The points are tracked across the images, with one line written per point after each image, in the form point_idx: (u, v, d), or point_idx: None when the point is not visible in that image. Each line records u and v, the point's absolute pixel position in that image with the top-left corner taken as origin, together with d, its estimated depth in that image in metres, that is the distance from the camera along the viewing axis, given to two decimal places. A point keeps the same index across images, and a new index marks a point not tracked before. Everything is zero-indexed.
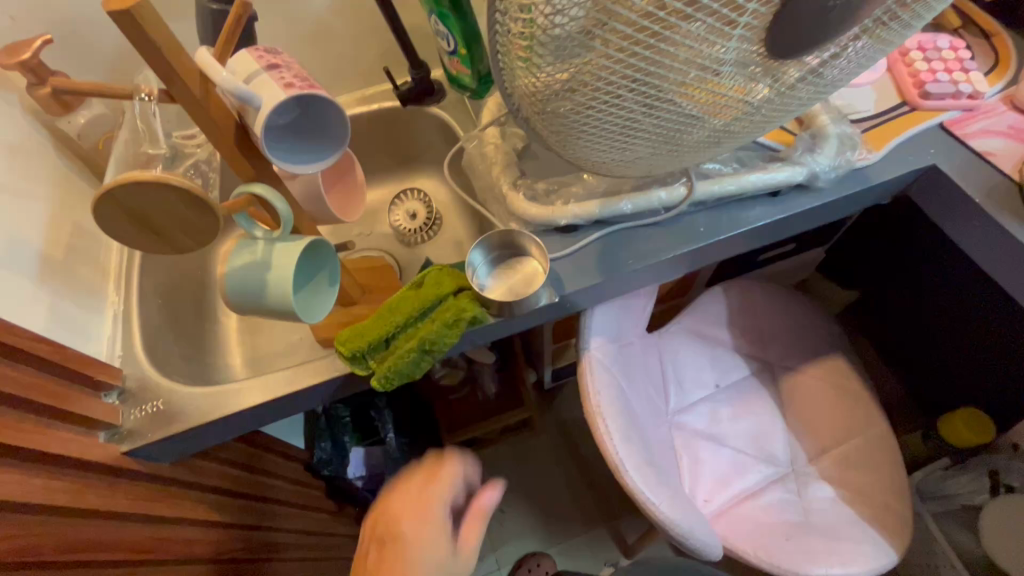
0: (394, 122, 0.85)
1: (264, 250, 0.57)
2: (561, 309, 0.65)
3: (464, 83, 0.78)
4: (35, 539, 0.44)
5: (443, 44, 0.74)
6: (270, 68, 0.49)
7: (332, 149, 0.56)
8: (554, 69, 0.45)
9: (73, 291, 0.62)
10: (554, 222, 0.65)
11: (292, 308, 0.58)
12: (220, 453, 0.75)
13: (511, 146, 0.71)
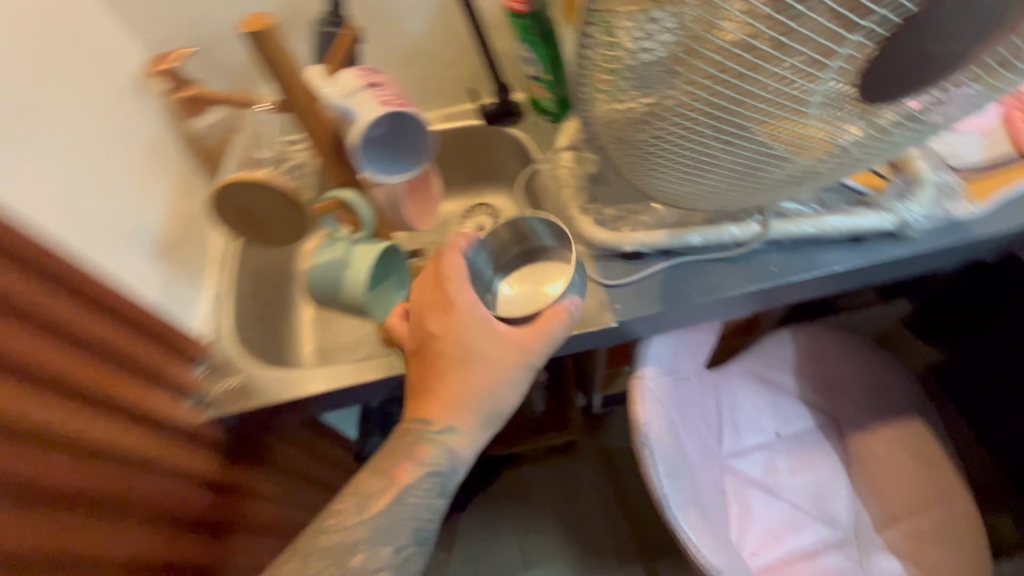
0: (473, 139, 0.88)
1: (343, 250, 0.61)
2: (619, 335, 0.65)
3: (544, 106, 0.81)
4: (98, 483, 0.48)
5: (528, 69, 0.77)
6: (371, 86, 0.54)
7: (415, 163, 0.61)
8: (634, 95, 0.47)
9: (181, 270, 0.70)
10: (621, 248, 0.65)
11: (364, 305, 0.62)
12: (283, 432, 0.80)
13: (585, 171, 0.72)
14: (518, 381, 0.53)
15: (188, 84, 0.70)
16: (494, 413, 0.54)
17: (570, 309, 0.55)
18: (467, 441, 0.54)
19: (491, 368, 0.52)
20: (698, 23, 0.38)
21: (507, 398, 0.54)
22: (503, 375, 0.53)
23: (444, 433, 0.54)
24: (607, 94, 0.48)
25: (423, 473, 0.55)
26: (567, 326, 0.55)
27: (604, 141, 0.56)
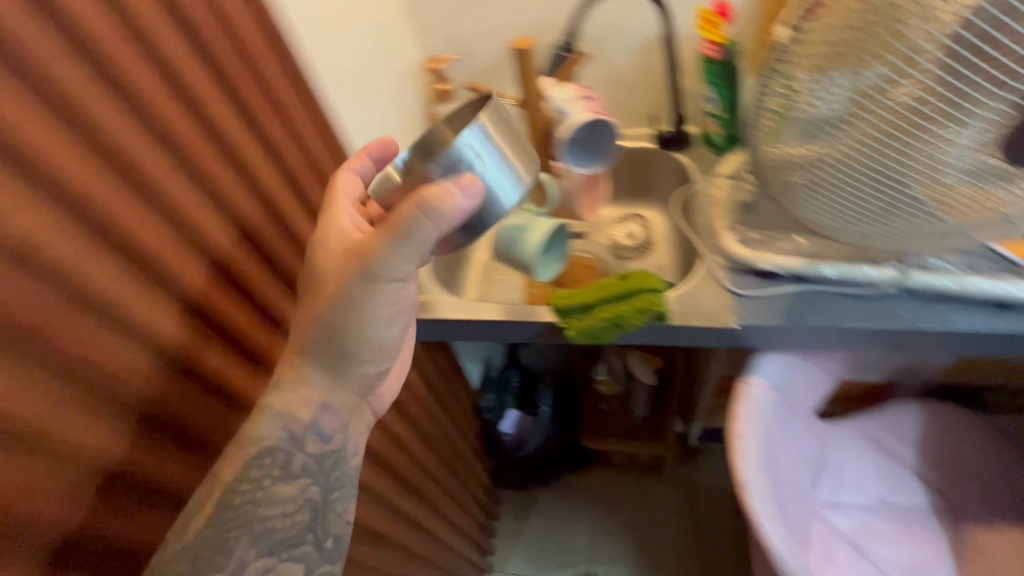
0: (641, 158, 1.00)
1: (528, 217, 0.79)
2: (738, 340, 0.74)
3: (713, 140, 0.92)
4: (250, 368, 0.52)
5: (706, 106, 0.90)
6: (584, 98, 0.73)
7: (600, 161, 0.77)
8: (798, 139, 0.60)
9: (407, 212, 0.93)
10: (754, 264, 0.74)
11: (533, 264, 0.78)
12: (437, 356, 0.99)
13: (736, 197, 0.82)
14: (365, 300, 0.46)
15: (444, 79, 0.93)
16: (347, 343, 0.48)
17: (433, 190, 0.41)
18: (304, 397, 0.48)
19: (340, 288, 0.45)
20: (896, 57, 0.47)
21: (351, 330, 0.47)
22: (347, 293, 0.45)
23: (295, 384, 0.48)
24: (774, 136, 0.62)
25: (245, 446, 0.45)
26: (420, 211, 0.41)
27: (768, 178, 0.69)
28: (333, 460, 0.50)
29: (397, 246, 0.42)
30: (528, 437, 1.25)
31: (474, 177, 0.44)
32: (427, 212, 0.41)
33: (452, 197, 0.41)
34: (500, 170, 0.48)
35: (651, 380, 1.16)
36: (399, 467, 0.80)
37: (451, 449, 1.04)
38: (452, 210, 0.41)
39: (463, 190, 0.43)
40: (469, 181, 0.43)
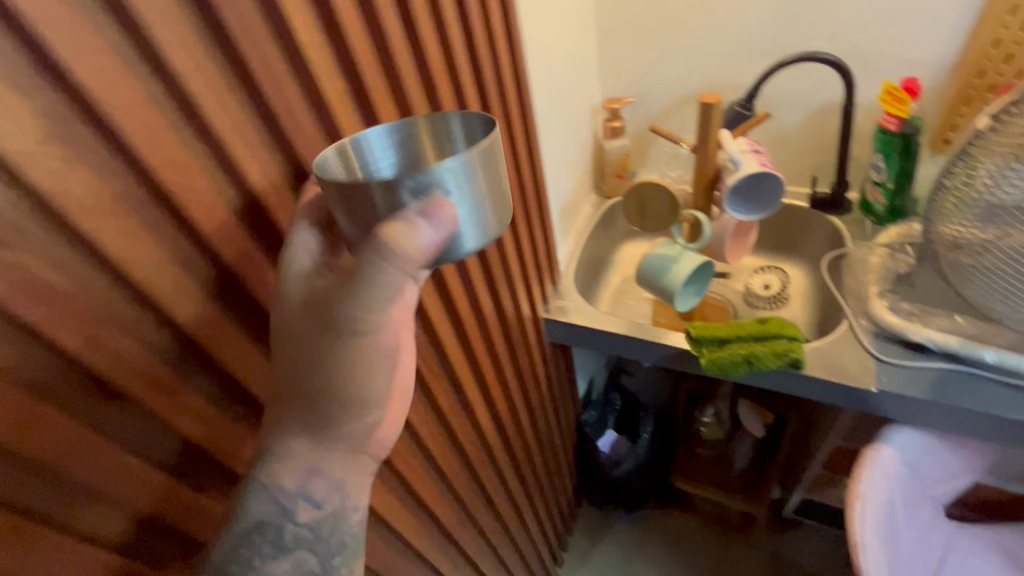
0: (790, 216, 1.03)
1: (678, 251, 0.85)
2: (874, 405, 0.74)
3: (873, 209, 0.93)
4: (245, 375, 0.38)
5: (873, 175, 0.91)
6: (755, 151, 0.79)
7: (759, 210, 0.82)
8: (978, 225, 0.63)
9: (562, 227, 1.04)
10: (905, 335, 0.75)
11: (675, 292, 0.84)
12: (559, 361, 1.07)
13: (895, 268, 0.82)
14: (331, 350, 0.34)
15: (617, 117, 1.03)
16: (323, 398, 0.35)
17: (391, 225, 0.29)
18: (295, 463, 0.37)
19: (304, 334, 0.35)
20: None
21: (326, 381, 0.35)
22: (316, 340, 0.34)
23: (286, 455, 0.37)
24: (953, 220, 0.64)
25: (237, 522, 0.37)
26: (378, 254, 0.30)
27: (937, 266, 0.69)
28: (330, 526, 0.40)
29: (358, 287, 0.31)
30: (620, 460, 1.28)
31: (446, 204, 0.30)
32: (387, 252, 0.30)
33: (414, 233, 0.30)
34: (469, 218, 0.33)
35: (761, 434, 1.15)
36: (509, 444, 0.90)
37: (552, 450, 1.11)
38: (412, 251, 0.30)
39: (424, 221, 0.30)
40: (438, 207, 0.30)
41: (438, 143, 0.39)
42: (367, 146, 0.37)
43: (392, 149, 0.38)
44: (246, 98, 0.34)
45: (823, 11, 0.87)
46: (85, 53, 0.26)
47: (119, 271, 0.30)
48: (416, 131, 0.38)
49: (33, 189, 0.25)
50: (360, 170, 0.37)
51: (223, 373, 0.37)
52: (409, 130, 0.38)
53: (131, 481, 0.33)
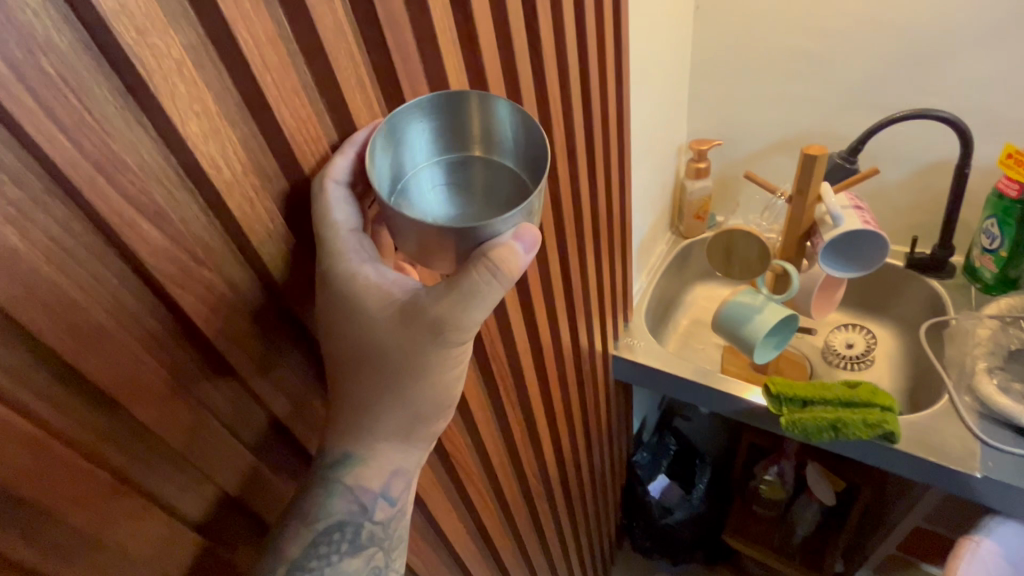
0: (883, 276, 0.97)
1: (761, 300, 0.82)
2: (975, 492, 0.68)
3: (982, 277, 0.87)
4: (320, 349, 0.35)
5: (984, 241, 0.85)
6: (856, 208, 0.75)
7: (856, 268, 0.78)
8: None
9: (637, 264, 1.03)
10: (1016, 420, 0.68)
11: (754, 343, 0.82)
12: (620, 398, 1.05)
13: (1006, 343, 0.75)
14: (425, 363, 0.32)
15: (704, 158, 1.02)
16: (411, 408, 0.34)
17: (498, 253, 0.27)
18: (378, 464, 0.36)
19: (386, 346, 0.31)
20: None
21: (418, 390, 0.33)
22: (407, 353, 0.31)
23: (368, 462, 0.35)
24: None
25: (317, 522, 0.36)
26: (493, 277, 0.28)
27: None
28: (400, 526, 0.40)
29: (464, 306, 0.29)
30: (671, 508, 1.23)
31: (536, 231, 0.28)
32: (499, 276, 0.28)
33: (519, 260, 0.28)
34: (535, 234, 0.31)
35: (831, 502, 1.08)
36: (565, 478, 0.89)
37: (602, 488, 1.08)
38: (518, 275, 0.28)
39: (523, 251, 0.28)
40: (530, 234, 0.28)
41: (484, 114, 0.33)
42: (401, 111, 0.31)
43: (428, 109, 0.32)
44: (371, 109, 0.32)
45: (941, 67, 0.83)
46: (287, 93, 0.27)
47: (265, 271, 0.30)
48: (463, 105, 0.33)
49: (186, 198, 0.25)
50: (386, 134, 0.31)
51: (312, 350, 0.35)
52: (456, 96, 0.32)
53: (234, 469, 0.32)
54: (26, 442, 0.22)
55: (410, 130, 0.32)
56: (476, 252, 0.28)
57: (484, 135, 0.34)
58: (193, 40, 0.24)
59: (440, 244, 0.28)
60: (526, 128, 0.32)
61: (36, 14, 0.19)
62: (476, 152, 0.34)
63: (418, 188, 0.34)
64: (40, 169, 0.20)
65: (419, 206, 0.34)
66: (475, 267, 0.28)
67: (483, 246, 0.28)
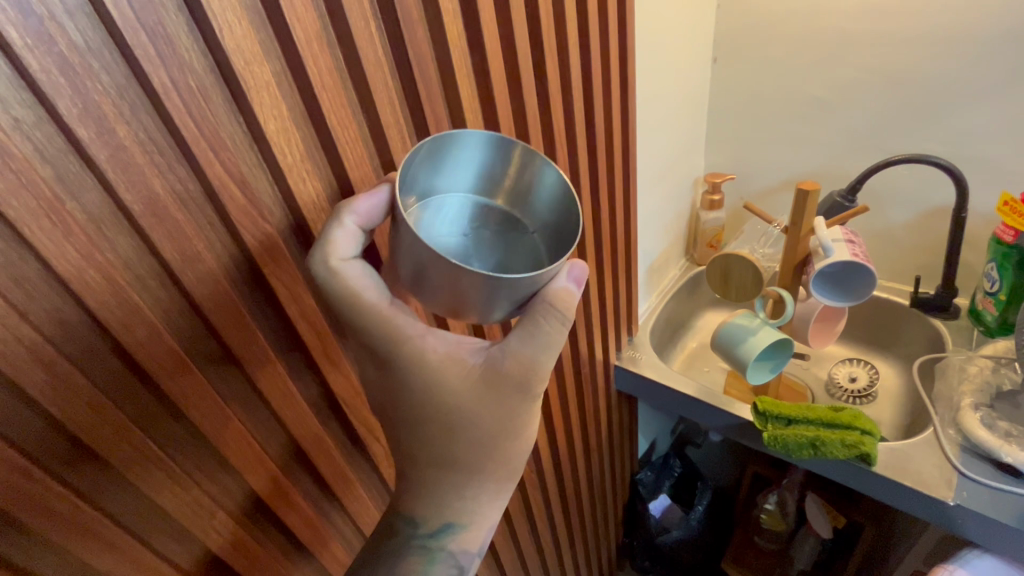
0: (890, 315, 1.01)
1: (757, 324, 0.86)
2: (950, 520, 0.70)
3: (983, 319, 0.89)
4: None
5: (985, 284, 0.88)
6: (849, 241, 0.80)
7: (847, 298, 0.83)
8: None
9: (648, 284, 1.09)
10: (996, 454, 0.71)
11: (746, 364, 0.85)
12: (622, 410, 1.10)
13: (996, 383, 0.78)
14: (509, 418, 0.39)
15: (717, 190, 1.09)
16: (490, 467, 0.40)
17: (560, 295, 0.35)
18: (479, 529, 0.43)
19: (467, 409, 0.38)
20: None
21: (498, 447, 0.40)
22: (493, 413, 0.38)
23: (462, 526, 0.43)
24: None
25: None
26: (561, 320, 0.36)
27: None
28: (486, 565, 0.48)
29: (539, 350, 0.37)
30: (670, 528, 1.24)
31: (584, 267, 0.37)
32: (561, 317, 0.36)
33: (575, 296, 0.36)
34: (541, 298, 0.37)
35: (828, 536, 1.09)
36: (561, 478, 0.94)
37: (599, 495, 1.11)
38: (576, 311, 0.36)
39: (576, 287, 0.36)
40: (579, 270, 0.36)
41: (520, 177, 0.40)
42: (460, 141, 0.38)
43: (479, 155, 0.39)
44: (398, 122, 0.43)
45: (944, 117, 0.88)
46: (337, 107, 0.38)
47: (310, 236, 0.40)
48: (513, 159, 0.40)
49: (260, 173, 0.36)
50: (435, 158, 0.38)
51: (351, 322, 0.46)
52: (503, 146, 0.39)
53: (287, 403, 0.43)
54: (149, 326, 0.33)
55: (456, 163, 0.39)
56: (540, 297, 0.35)
57: (514, 194, 0.41)
58: (276, 67, 0.35)
59: (497, 310, 0.35)
60: (555, 205, 0.39)
61: (188, 48, 0.31)
62: (501, 203, 0.41)
63: (438, 207, 0.39)
64: (177, 144, 0.32)
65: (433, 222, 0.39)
66: (545, 315, 0.35)
67: (546, 289, 0.35)
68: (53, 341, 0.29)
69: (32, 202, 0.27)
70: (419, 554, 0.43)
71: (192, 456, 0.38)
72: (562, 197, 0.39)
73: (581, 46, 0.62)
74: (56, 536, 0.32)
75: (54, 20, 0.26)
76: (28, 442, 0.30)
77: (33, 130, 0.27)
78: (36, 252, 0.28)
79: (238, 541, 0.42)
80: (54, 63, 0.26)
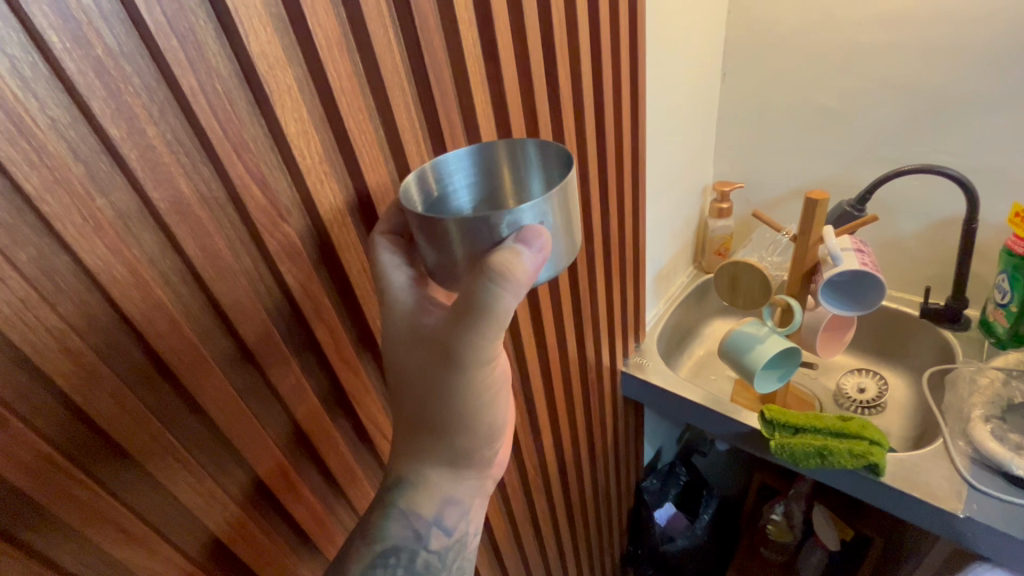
0: (899, 325, 1.01)
1: (765, 332, 0.86)
2: (959, 533, 0.70)
3: (994, 331, 0.89)
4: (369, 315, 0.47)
5: (997, 296, 0.87)
6: (858, 251, 0.80)
7: (857, 308, 0.83)
8: None
9: (657, 291, 1.09)
10: (1007, 467, 0.70)
11: (755, 372, 0.85)
12: (627, 416, 1.10)
13: (1008, 395, 0.78)
14: (452, 384, 0.39)
15: (725, 198, 1.09)
16: (440, 426, 0.42)
17: (501, 256, 0.32)
18: (428, 494, 0.44)
19: (418, 359, 0.40)
20: None
21: (449, 409, 0.41)
22: (438, 371, 0.39)
23: (416, 481, 0.44)
24: None
25: (375, 544, 0.45)
26: (497, 285, 0.32)
27: None
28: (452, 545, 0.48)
29: (477, 319, 0.34)
30: (675, 536, 1.23)
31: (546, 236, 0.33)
32: (500, 281, 0.32)
33: (522, 262, 0.32)
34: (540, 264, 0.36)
35: (835, 547, 1.08)
36: (566, 484, 0.94)
37: (604, 502, 1.11)
38: (523, 277, 0.33)
39: (527, 249, 0.33)
40: (539, 237, 0.33)
41: (515, 171, 0.44)
42: (447, 170, 0.42)
43: (473, 169, 0.43)
44: (413, 126, 0.44)
45: (955, 128, 0.88)
46: (356, 111, 0.39)
47: (326, 236, 0.41)
48: (495, 156, 0.43)
49: (279, 173, 0.37)
50: (438, 191, 0.42)
51: (363, 320, 0.47)
52: (489, 152, 0.43)
53: (300, 399, 0.44)
54: (170, 320, 0.33)
55: (460, 183, 0.43)
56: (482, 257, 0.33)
57: (515, 188, 0.45)
58: (298, 71, 0.37)
59: (448, 267, 0.35)
60: (548, 172, 0.43)
61: (215, 52, 0.32)
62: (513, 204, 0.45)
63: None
64: (202, 145, 0.33)
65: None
66: (476, 278, 0.33)
67: (491, 249, 0.33)
68: (78, 333, 0.30)
69: (65, 198, 0.28)
70: (379, 507, 0.45)
71: (207, 451, 0.39)
72: (553, 164, 0.42)
73: (593, 53, 0.63)
74: (77, 523, 0.33)
75: (90, 24, 0.27)
76: (54, 431, 0.31)
77: (68, 130, 0.28)
78: (66, 246, 0.29)
79: (250, 537, 0.44)
80: (91, 66, 0.27)
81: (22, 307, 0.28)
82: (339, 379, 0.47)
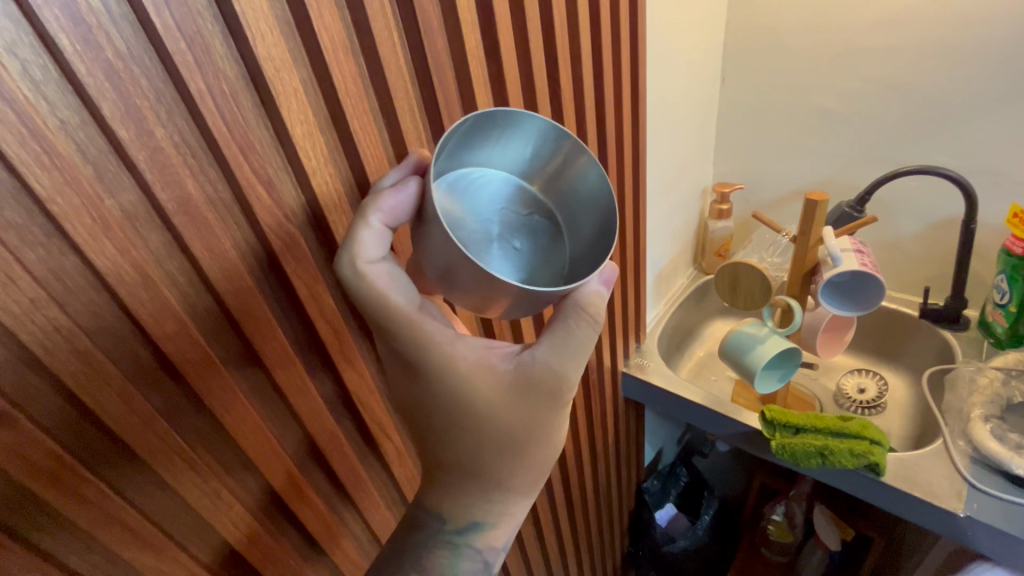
0: (898, 325, 1.01)
1: (765, 333, 0.86)
2: (960, 532, 0.70)
3: (993, 331, 0.89)
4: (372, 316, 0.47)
5: (996, 296, 0.87)
6: (857, 252, 0.81)
7: (857, 308, 0.83)
8: None
9: (657, 292, 1.10)
10: (1007, 466, 0.70)
11: (755, 372, 0.85)
12: (628, 417, 1.10)
13: (1007, 395, 0.78)
14: (543, 424, 0.40)
15: (725, 199, 1.09)
16: (522, 468, 0.41)
17: (593, 299, 0.38)
18: (506, 526, 0.44)
19: (501, 413, 0.39)
20: None
21: (533, 449, 0.41)
22: (527, 417, 0.39)
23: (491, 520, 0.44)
24: None
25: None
26: (592, 321, 0.38)
27: None
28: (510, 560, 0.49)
29: (569, 355, 0.39)
30: (676, 537, 1.23)
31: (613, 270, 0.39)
32: (593, 319, 0.38)
33: (605, 297, 0.39)
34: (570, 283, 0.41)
35: (836, 547, 1.08)
36: (567, 485, 0.94)
37: (605, 503, 1.11)
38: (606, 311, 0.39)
39: (603, 284, 0.39)
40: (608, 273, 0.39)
41: (560, 167, 0.41)
42: (514, 121, 0.37)
43: (531, 141, 0.39)
44: (416, 128, 0.45)
45: (954, 129, 0.89)
46: (360, 113, 0.40)
47: (330, 236, 0.41)
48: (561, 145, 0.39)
49: (284, 174, 0.38)
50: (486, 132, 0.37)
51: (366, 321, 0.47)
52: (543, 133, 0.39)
53: (305, 399, 0.44)
54: (177, 321, 0.34)
55: (497, 146, 0.39)
56: (575, 303, 0.38)
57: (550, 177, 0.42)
58: (303, 74, 0.37)
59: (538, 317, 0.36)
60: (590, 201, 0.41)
61: (222, 55, 0.32)
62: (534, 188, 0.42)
63: (477, 180, 0.40)
64: (208, 147, 0.33)
65: (475, 205, 0.39)
66: (577, 320, 0.38)
67: (580, 294, 0.38)
68: (85, 332, 0.31)
69: (75, 198, 0.28)
70: (445, 547, 0.44)
71: (212, 451, 0.39)
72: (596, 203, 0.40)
73: (593, 54, 0.63)
74: (84, 522, 0.33)
75: (101, 27, 0.27)
76: (62, 430, 0.31)
77: (77, 131, 0.28)
78: (75, 246, 0.29)
79: (255, 538, 0.44)
80: (101, 69, 0.28)
81: (32, 307, 0.28)
82: (343, 381, 0.47)
